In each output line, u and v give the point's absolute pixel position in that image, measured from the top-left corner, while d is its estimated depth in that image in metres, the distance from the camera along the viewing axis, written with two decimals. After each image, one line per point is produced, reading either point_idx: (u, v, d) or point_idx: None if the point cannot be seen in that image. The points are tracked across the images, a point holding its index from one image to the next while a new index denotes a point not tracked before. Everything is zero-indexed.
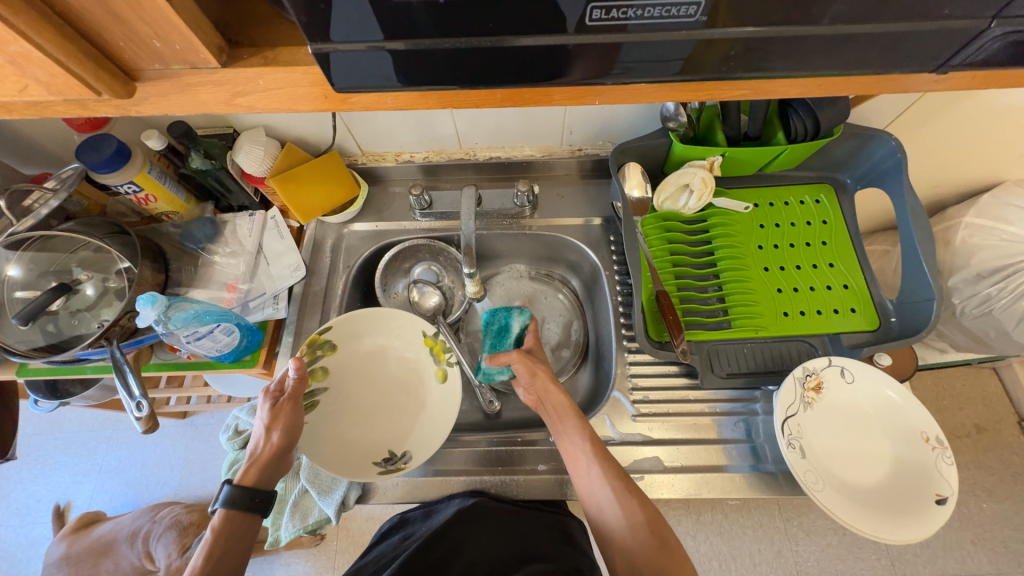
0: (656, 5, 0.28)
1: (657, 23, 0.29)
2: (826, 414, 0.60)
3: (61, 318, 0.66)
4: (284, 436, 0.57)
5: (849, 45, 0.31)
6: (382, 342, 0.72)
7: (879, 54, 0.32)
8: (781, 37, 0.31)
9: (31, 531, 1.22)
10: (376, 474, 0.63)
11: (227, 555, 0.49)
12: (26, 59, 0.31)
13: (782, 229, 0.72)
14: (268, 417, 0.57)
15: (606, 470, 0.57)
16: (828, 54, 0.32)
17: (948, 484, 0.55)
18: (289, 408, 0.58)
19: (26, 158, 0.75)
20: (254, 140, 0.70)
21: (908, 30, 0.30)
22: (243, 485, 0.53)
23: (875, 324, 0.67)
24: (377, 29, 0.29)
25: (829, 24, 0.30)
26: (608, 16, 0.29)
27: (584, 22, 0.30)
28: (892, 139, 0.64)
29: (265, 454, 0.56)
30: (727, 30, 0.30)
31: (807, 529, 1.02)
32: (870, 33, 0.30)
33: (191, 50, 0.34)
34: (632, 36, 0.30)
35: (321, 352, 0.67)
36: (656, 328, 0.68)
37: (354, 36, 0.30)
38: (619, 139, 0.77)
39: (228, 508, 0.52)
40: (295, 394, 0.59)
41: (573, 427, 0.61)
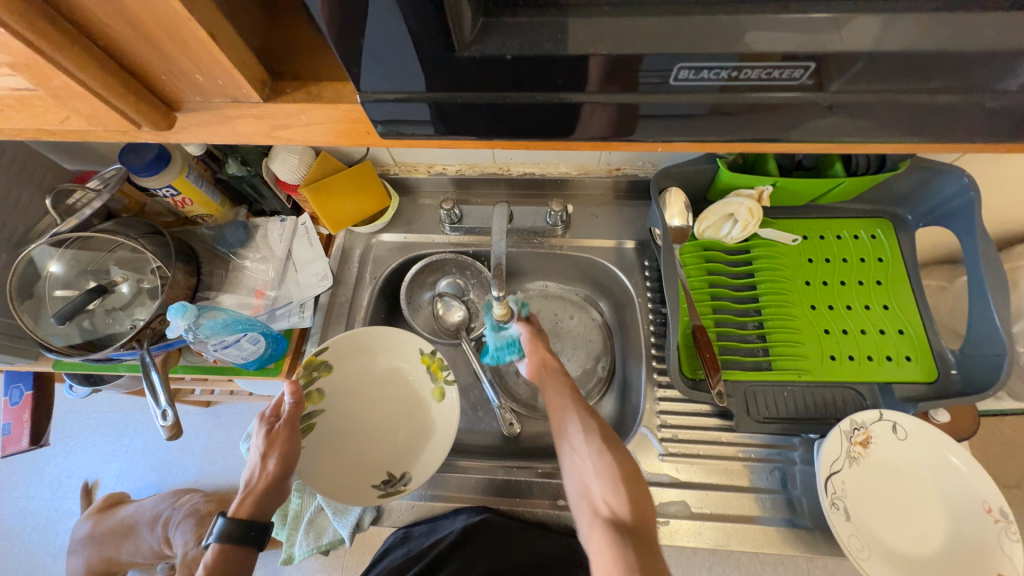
0: (754, 67, 0.28)
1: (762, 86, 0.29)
2: (872, 473, 0.56)
3: (97, 316, 0.68)
4: (279, 465, 0.56)
5: (918, 110, 0.30)
6: (384, 362, 0.70)
7: (948, 113, 0.30)
8: (852, 104, 0.30)
9: (61, 505, 1.27)
10: (375, 497, 0.62)
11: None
12: (69, 91, 0.31)
13: (832, 265, 0.68)
14: (264, 444, 0.57)
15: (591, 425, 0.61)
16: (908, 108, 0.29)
17: (1012, 565, 0.50)
18: (285, 436, 0.58)
19: (72, 157, 0.77)
20: (290, 148, 0.70)
21: (974, 97, 0.29)
22: (237, 518, 0.54)
23: (933, 376, 0.62)
24: (428, 77, 0.29)
25: (894, 88, 0.29)
26: (695, 76, 0.28)
27: (670, 82, 0.29)
28: (965, 176, 0.59)
29: (259, 484, 0.55)
30: (787, 93, 0.29)
31: (832, 571, 0.89)
32: (935, 99, 0.29)
33: (232, 84, 0.33)
34: (708, 95, 0.30)
35: (317, 373, 0.65)
36: (690, 364, 0.64)
37: (402, 85, 0.30)
38: (660, 162, 0.74)
39: (222, 541, 0.52)
40: (291, 421, 0.59)
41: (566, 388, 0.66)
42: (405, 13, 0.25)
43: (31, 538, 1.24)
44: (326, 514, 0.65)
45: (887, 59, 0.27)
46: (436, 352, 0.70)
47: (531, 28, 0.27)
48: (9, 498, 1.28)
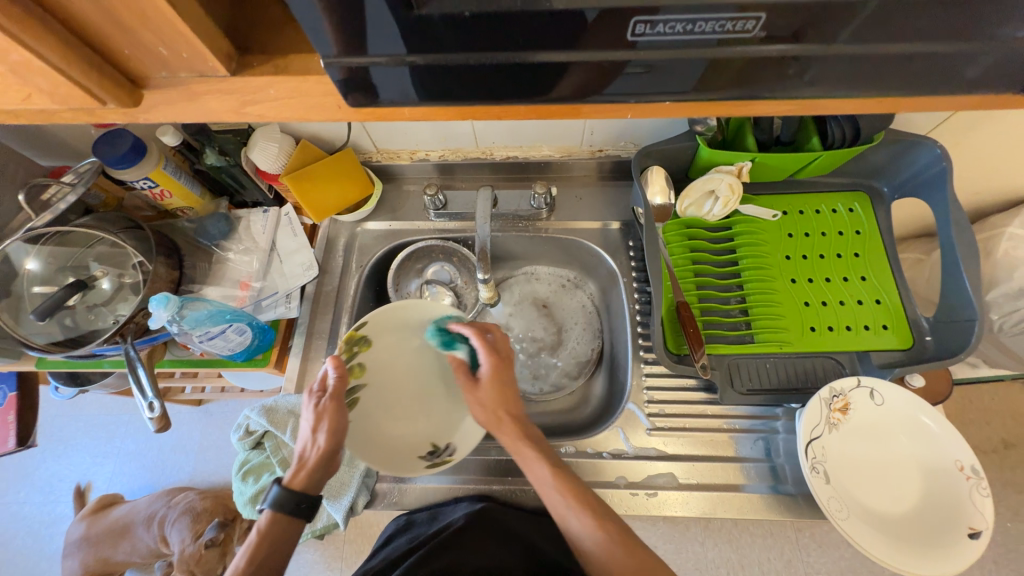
0: (708, 19, 0.27)
1: (711, 37, 0.28)
2: (852, 438, 0.58)
3: (79, 313, 0.67)
4: (329, 441, 0.51)
5: (882, 69, 0.30)
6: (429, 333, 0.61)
7: (911, 74, 0.30)
8: (821, 57, 0.29)
9: (53, 509, 1.26)
10: (422, 468, 0.59)
11: (267, 562, 0.49)
12: (30, 67, 0.30)
13: (812, 239, 0.69)
14: (314, 418, 0.51)
15: (603, 522, 0.50)
16: (862, 71, 0.30)
17: (983, 517, 0.52)
18: (332, 409, 0.51)
19: (44, 151, 0.76)
20: (268, 137, 0.69)
21: (942, 50, 0.29)
22: (291, 489, 0.51)
23: (908, 342, 0.63)
24: (400, 42, 0.28)
25: (866, 43, 0.29)
26: (652, 31, 0.28)
27: (626, 36, 0.28)
28: (937, 147, 0.60)
29: (312, 458, 0.51)
30: (750, 49, 0.29)
31: (820, 540, 0.91)
32: (902, 55, 0.29)
33: (198, 58, 0.32)
34: (680, 53, 0.29)
35: (358, 348, 0.56)
36: (675, 340, 0.65)
37: (372, 49, 0.29)
38: (642, 141, 0.74)
39: (274, 510, 0.50)
40: (337, 396, 0.52)
41: (564, 471, 0.53)
42: None
43: (25, 542, 1.23)
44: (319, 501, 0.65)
45: (849, 13, 0.27)
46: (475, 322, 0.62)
47: None
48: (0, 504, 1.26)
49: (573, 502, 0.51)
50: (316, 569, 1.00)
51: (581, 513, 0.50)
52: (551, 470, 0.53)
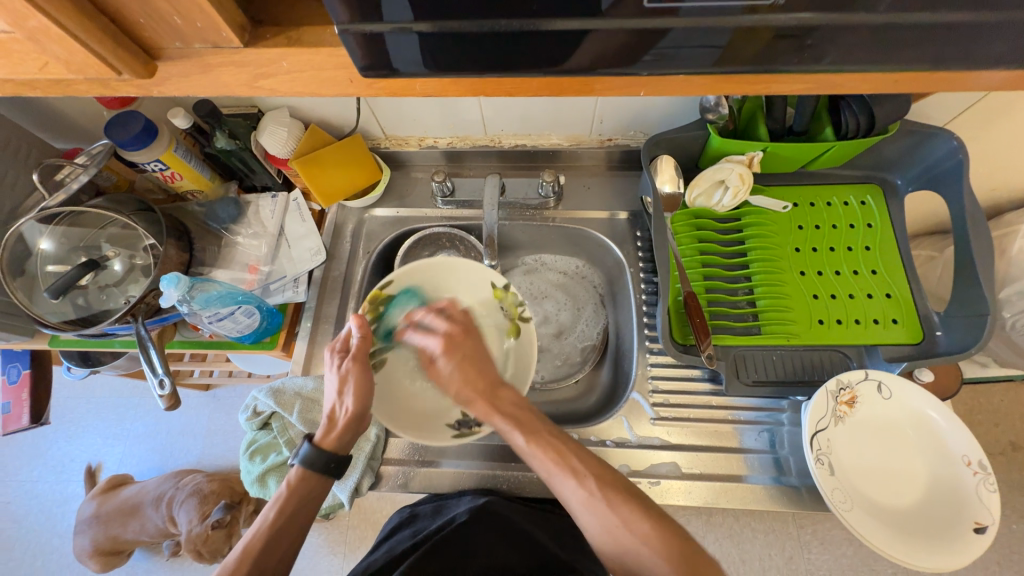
0: None
1: (728, 6, 0.28)
2: (858, 432, 0.57)
3: (91, 293, 0.68)
4: (358, 400, 0.53)
5: (898, 43, 0.30)
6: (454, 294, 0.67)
7: (925, 46, 0.30)
8: (837, 28, 0.29)
9: (65, 489, 1.28)
10: (451, 438, 0.60)
11: (297, 516, 0.49)
12: (47, 33, 0.31)
13: (822, 231, 0.68)
14: (339, 378, 0.54)
15: (585, 479, 0.46)
16: (877, 46, 0.30)
17: (989, 513, 0.52)
18: (356, 368, 0.54)
19: (58, 132, 0.76)
20: (278, 121, 0.70)
21: (960, 20, 0.28)
22: (321, 447, 0.51)
23: (918, 337, 0.63)
24: (408, 10, 0.28)
25: (884, 12, 0.28)
26: None
27: (643, 4, 0.28)
28: (953, 138, 0.59)
29: (341, 417, 0.53)
30: (769, 18, 0.28)
31: (821, 537, 0.91)
32: (922, 25, 0.28)
33: (212, 28, 0.33)
34: (693, 22, 0.29)
35: (384, 308, 0.63)
36: (681, 330, 0.65)
37: (378, 16, 0.29)
38: (652, 130, 0.74)
39: (304, 467, 0.50)
40: (360, 355, 0.55)
41: (537, 434, 0.50)
42: None
43: (37, 520, 1.26)
44: None
45: None
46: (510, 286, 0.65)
47: None
48: (14, 481, 1.29)
49: (548, 463, 0.48)
50: (319, 553, 1.01)
51: (560, 478, 0.47)
52: (527, 438, 0.50)
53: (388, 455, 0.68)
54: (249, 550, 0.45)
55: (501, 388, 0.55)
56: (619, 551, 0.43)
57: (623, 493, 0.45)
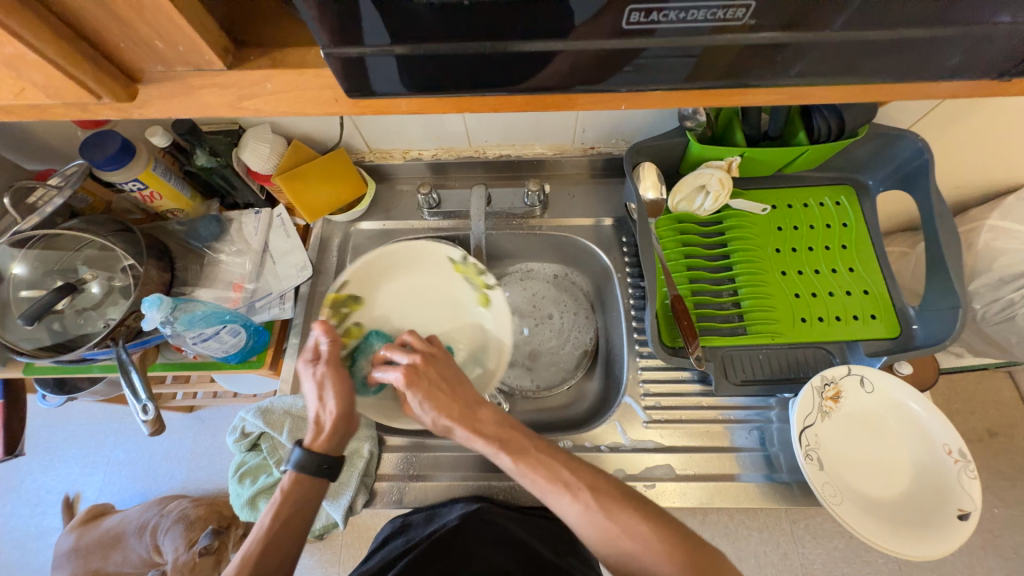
0: (701, 7, 0.28)
1: (703, 26, 0.29)
2: (845, 425, 0.59)
3: (67, 317, 0.65)
4: (339, 403, 0.54)
5: (865, 56, 0.31)
6: (419, 280, 0.73)
7: (889, 58, 0.31)
8: (807, 43, 0.30)
9: (41, 522, 1.23)
10: None
11: (293, 518, 0.50)
12: (22, 60, 0.30)
13: (800, 231, 0.70)
14: (317, 385, 0.54)
15: (579, 492, 0.51)
16: (845, 61, 0.31)
17: (971, 499, 0.54)
18: (331, 372, 0.54)
19: (30, 154, 0.74)
20: (260, 137, 0.69)
21: (921, 35, 0.29)
22: (312, 451, 0.52)
23: (895, 332, 0.65)
24: (385, 32, 0.29)
25: (851, 28, 0.29)
26: (649, 19, 0.28)
27: (622, 26, 0.29)
28: (919, 139, 0.62)
29: (328, 421, 0.53)
30: (742, 35, 0.30)
31: (814, 530, 0.93)
32: (886, 40, 0.30)
33: (194, 51, 0.33)
34: (669, 40, 0.30)
35: (346, 307, 0.69)
36: (670, 333, 0.66)
37: (367, 42, 0.29)
38: (633, 138, 0.75)
39: (296, 471, 0.51)
40: (333, 359, 0.55)
41: (525, 452, 0.54)
42: None
43: (10, 557, 1.20)
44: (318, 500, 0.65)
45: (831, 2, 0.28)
46: (467, 257, 0.71)
47: None
48: None
49: (540, 479, 0.53)
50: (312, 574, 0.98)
51: (555, 494, 0.52)
52: (514, 458, 0.54)
53: (382, 471, 0.67)
54: (248, 558, 0.47)
55: (479, 404, 0.57)
56: (619, 554, 0.49)
57: (620, 499, 0.51)
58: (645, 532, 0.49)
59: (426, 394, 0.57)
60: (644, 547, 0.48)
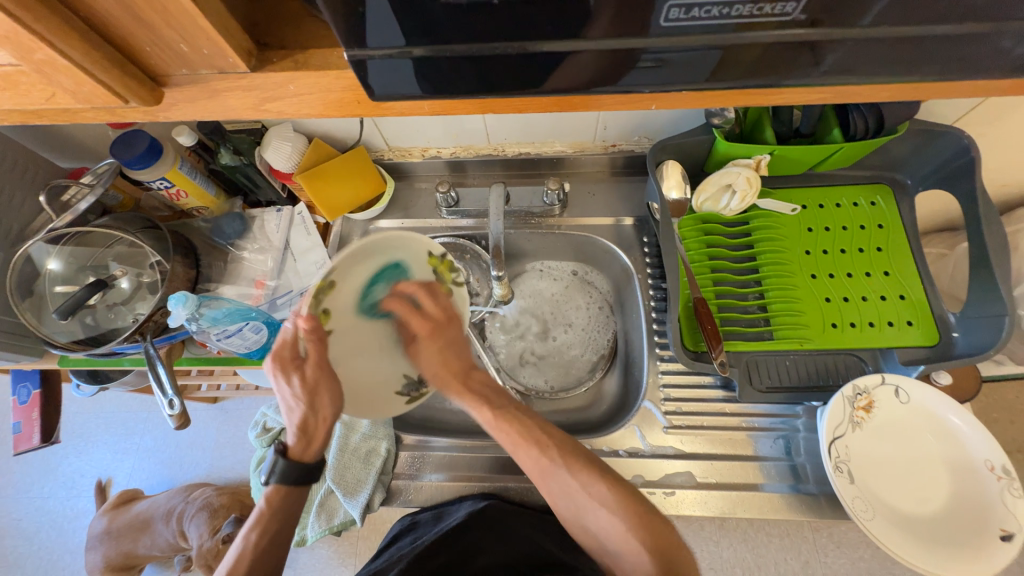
0: (744, 2, 0.26)
1: (742, 23, 0.27)
2: (877, 437, 0.56)
3: (99, 312, 0.68)
4: (331, 409, 0.52)
5: (916, 52, 0.29)
6: (393, 270, 0.53)
7: (944, 56, 0.29)
8: (852, 41, 0.28)
9: (75, 504, 1.28)
10: (403, 406, 0.57)
11: (279, 532, 0.53)
12: (52, 66, 0.31)
13: (832, 233, 0.67)
14: (305, 394, 0.51)
15: (547, 449, 0.55)
16: (894, 60, 0.29)
17: (1015, 519, 0.51)
18: (324, 380, 0.51)
19: (64, 153, 0.77)
20: (282, 136, 0.70)
21: (980, 30, 0.27)
22: (300, 457, 0.54)
23: (934, 339, 0.62)
24: (400, 34, 0.28)
25: (902, 24, 0.27)
26: (688, 15, 0.27)
27: (659, 22, 0.28)
28: (965, 136, 0.58)
29: (318, 429, 0.53)
30: (781, 33, 0.28)
31: (838, 540, 0.90)
32: (942, 34, 0.27)
33: (219, 54, 0.33)
34: (702, 37, 0.28)
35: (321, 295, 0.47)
36: (692, 337, 0.64)
37: (371, 42, 0.28)
38: (657, 135, 0.73)
39: (279, 482, 0.53)
40: (324, 363, 0.51)
41: (504, 409, 0.58)
42: None
43: (48, 536, 1.26)
44: (337, 497, 0.66)
45: None
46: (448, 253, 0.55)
47: None
48: (25, 498, 1.30)
49: (512, 435, 0.56)
50: (330, 564, 1.01)
51: (524, 448, 0.56)
52: (494, 414, 0.58)
53: (398, 469, 0.67)
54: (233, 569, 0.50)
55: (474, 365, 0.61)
56: (582, 509, 0.53)
57: (584, 460, 0.54)
58: (605, 494, 0.52)
59: (438, 351, 0.58)
60: (602, 506, 0.52)
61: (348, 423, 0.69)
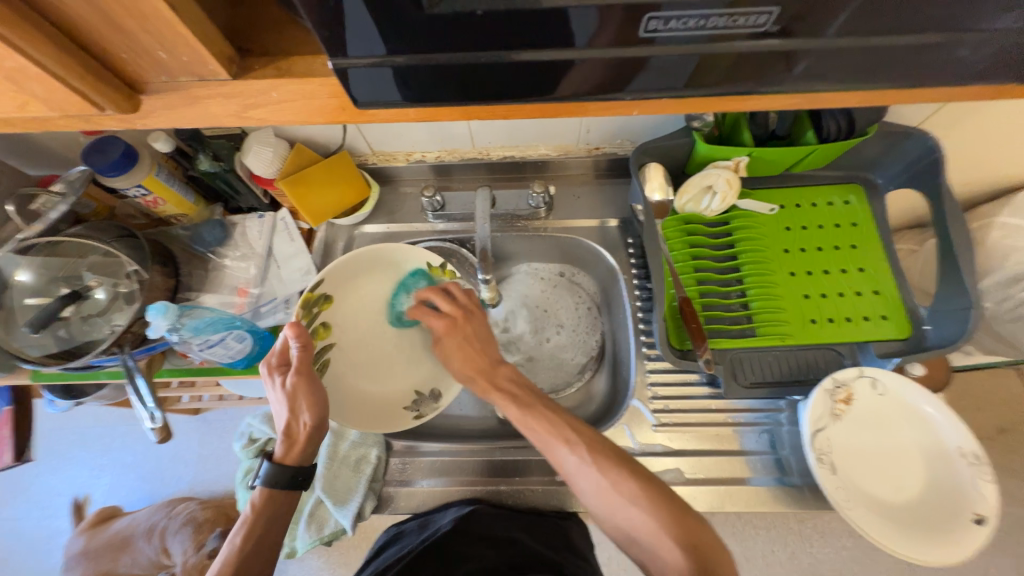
0: (719, 14, 0.27)
1: (719, 33, 0.28)
2: (857, 428, 0.58)
3: (73, 324, 0.65)
4: (311, 413, 0.54)
5: (882, 61, 0.30)
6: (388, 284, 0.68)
7: (909, 65, 0.30)
8: (823, 50, 0.29)
9: (49, 524, 1.24)
10: (411, 420, 0.64)
11: (266, 535, 0.52)
12: (25, 73, 0.30)
13: (809, 231, 0.69)
14: (288, 399, 0.54)
15: (576, 446, 0.52)
16: (863, 68, 0.30)
17: (987, 503, 0.53)
18: (302, 385, 0.54)
19: (33, 160, 0.74)
20: (263, 141, 0.69)
21: (941, 40, 0.28)
22: (284, 463, 0.54)
23: (907, 332, 0.64)
24: (382, 43, 0.28)
25: (869, 34, 0.28)
26: (666, 27, 0.28)
27: (638, 33, 0.28)
28: (930, 136, 0.60)
29: (301, 434, 0.54)
30: (755, 43, 0.29)
31: (823, 530, 0.92)
32: (907, 45, 0.29)
33: (199, 62, 0.32)
34: (680, 46, 0.29)
35: (317, 308, 0.63)
36: (677, 336, 0.65)
37: (355, 51, 0.28)
38: (639, 138, 0.74)
39: (269, 487, 0.54)
40: (304, 368, 0.55)
41: (531, 406, 0.56)
42: None
43: (21, 559, 1.21)
44: (326, 507, 0.65)
45: (842, 8, 0.27)
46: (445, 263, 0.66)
47: None
48: None
49: (541, 433, 0.53)
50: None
51: (553, 446, 0.53)
52: (522, 410, 0.55)
53: (389, 476, 0.67)
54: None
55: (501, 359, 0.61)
56: (614, 509, 0.49)
57: (613, 457, 0.51)
58: (634, 490, 0.48)
59: (459, 343, 0.61)
60: (630, 502, 0.48)
61: (337, 431, 0.68)
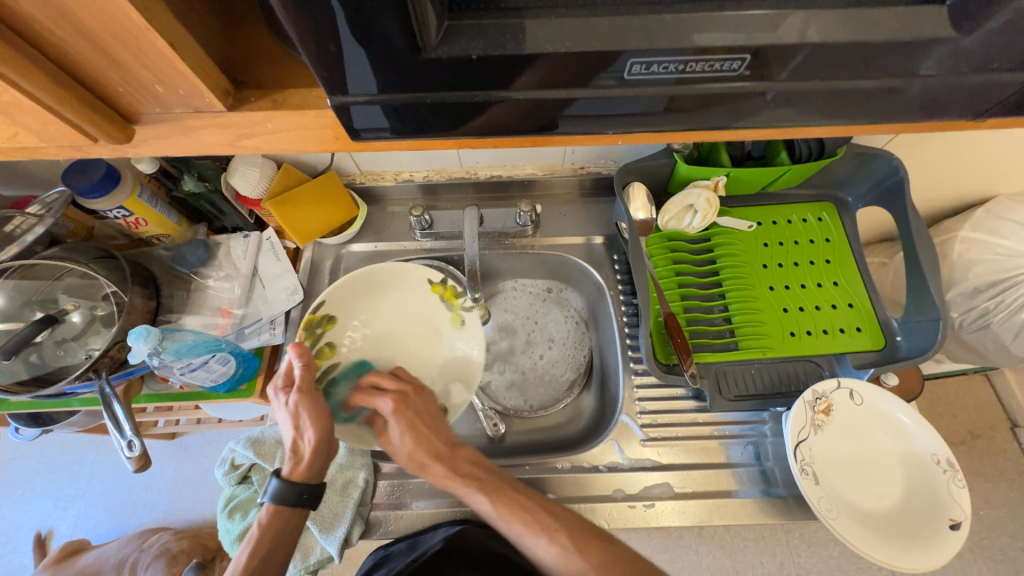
0: (696, 60, 0.29)
1: (698, 76, 0.30)
2: (837, 438, 0.60)
3: (46, 349, 0.63)
4: (315, 429, 0.53)
5: (848, 100, 0.32)
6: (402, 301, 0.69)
7: (871, 105, 0.32)
8: (793, 91, 0.31)
9: (10, 561, 1.16)
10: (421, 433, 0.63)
11: (271, 554, 0.51)
12: (18, 107, 0.30)
13: (786, 247, 0.72)
14: (292, 416, 0.54)
15: (555, 535, 0.51)
16: (830, 107, 0.33)
17: (961, 508, 0.55)
18: (304, 401, 0.54)
19: (9, 182, 0.73)
20: (249, 162, 0.69)
21: (899, 84, 0.31)
22: (291, 480, 0.53)
23: (881, 343, 0.67)
24: (377, 82, 0.29)
25: (834, 77, 0.31)
26: (647, 70, 0.29)
27: (623, 75, 0.30)
28: (894, 159, 0.64)
29: (306, 449, 0.53)
30: (731, 85, 0.31)
31: (809, 540, 0.93)
32: (869, 87, 0.31)
33: (195, 94, 0.33)
34: (662, 85, 0.31)
35: (321, 329, 0.65)
36: (663, 351, 0.67)
37: (352, 89, 0.30)
38: (622, 159, 0.77)
39: (275, 503, 0.52)
40: (305, 386, 0.55)
41: (502, 494, 0.55)
42: (353, 23, 0.26)
43: None
44: (312, 534, 0.63)
45: (810, 54, 0.29)
46: (446, 279, 0.67)
47: (495, 30, 0.28)
48: None
49: (513, 519, 0.53)
50: None
51: (530, 534, 0.52)
52: (491, 499, 0.54)
53: (377, 500, 0.65)
54: None
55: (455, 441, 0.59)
56: None
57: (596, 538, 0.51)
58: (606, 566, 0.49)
59: (406, 426, 0.57)
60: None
61: None
